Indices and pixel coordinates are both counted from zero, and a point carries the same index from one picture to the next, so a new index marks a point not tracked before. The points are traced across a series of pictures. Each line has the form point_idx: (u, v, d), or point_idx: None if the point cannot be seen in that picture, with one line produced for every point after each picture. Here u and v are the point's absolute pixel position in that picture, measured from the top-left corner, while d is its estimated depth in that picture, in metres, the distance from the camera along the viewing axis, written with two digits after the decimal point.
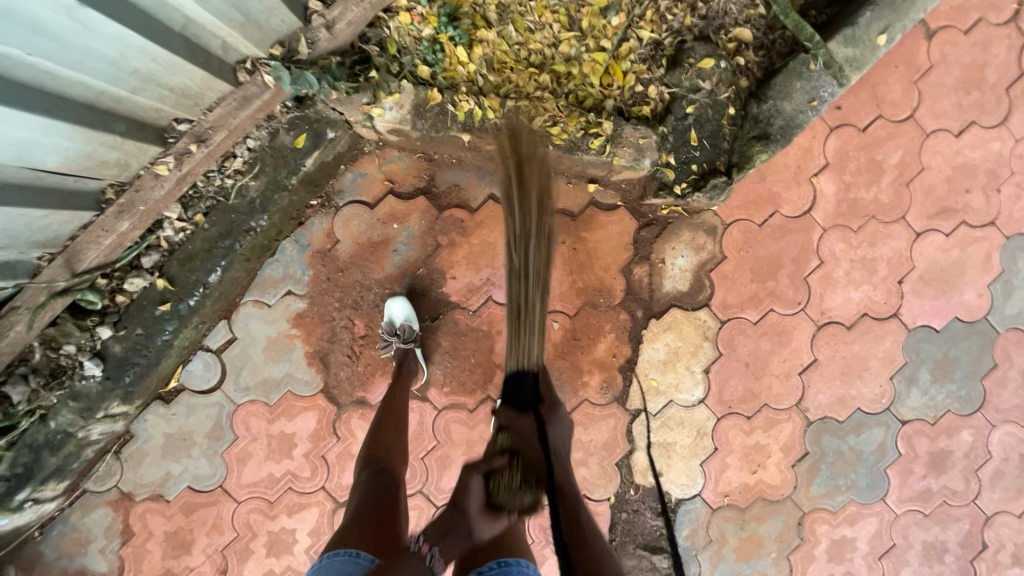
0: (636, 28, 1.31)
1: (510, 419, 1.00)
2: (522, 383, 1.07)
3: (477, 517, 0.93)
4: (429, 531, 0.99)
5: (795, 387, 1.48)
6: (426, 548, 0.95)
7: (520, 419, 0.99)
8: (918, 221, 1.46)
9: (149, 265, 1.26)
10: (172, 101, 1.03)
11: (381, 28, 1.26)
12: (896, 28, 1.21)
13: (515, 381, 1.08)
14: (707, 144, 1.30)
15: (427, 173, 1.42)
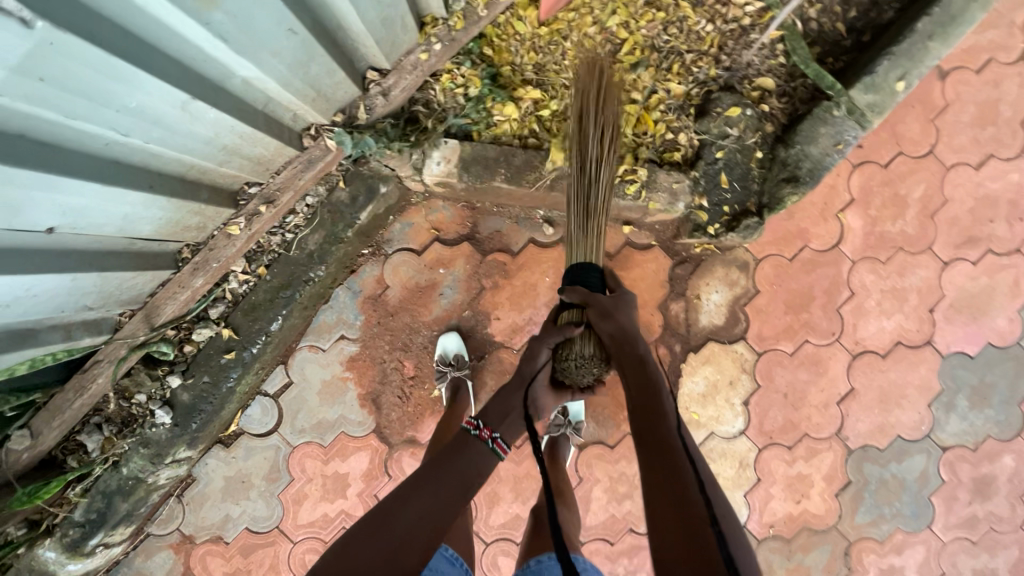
0: (665, 80, 1.41)
1: (582, 298, 1.06)
2: (589, 274, 1.09)
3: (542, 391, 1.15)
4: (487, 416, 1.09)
5: (834, 416, 1.51)
6: (487, 433, 1.05)
7: (600, 296, 1.05)
8: (945, 251, 1.50)
9: (216, 316, 1.34)
10: (248, 168, 1.12)
11: (428, 91, 1.37)
12: (913, 75, 1.28)
13: (580, 272, 1.10)
14: (737, 186, 1.37)
15: (471, 221, 1.50)
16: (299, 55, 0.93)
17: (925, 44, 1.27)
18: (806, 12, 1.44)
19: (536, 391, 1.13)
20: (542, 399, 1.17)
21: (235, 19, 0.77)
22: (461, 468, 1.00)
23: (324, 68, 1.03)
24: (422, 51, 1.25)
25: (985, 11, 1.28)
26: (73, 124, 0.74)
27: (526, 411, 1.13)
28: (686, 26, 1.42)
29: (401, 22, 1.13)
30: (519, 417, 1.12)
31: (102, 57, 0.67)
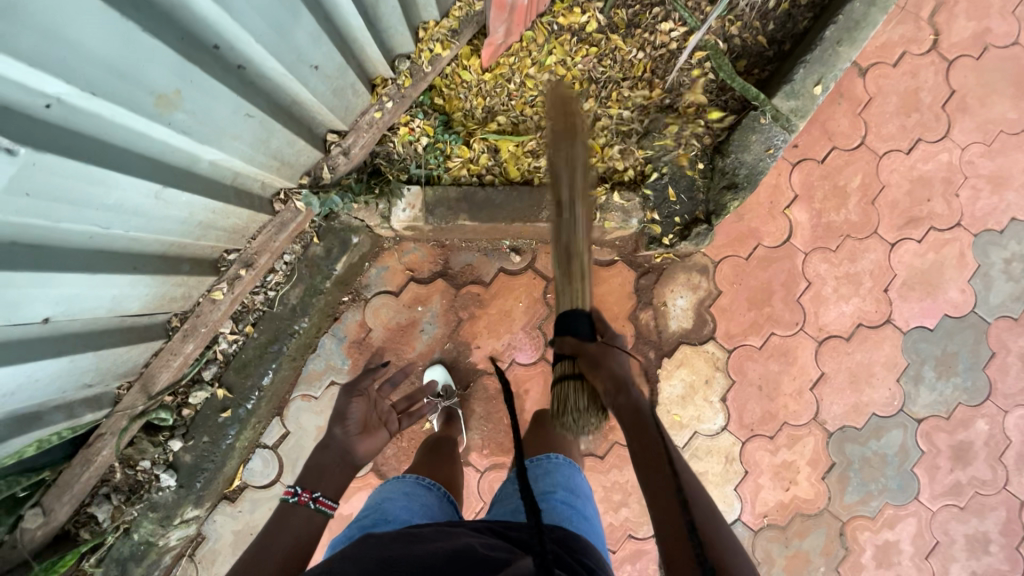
0: (605, 108, 1.52)
1: (574, 349, 1.08)
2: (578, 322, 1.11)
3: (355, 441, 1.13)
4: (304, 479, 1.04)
5: (809, 402, 1.58)
6: (306, 497, 1.01)
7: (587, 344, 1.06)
8: (891, 233, 1.59)
9: (210, 377, 1.41)
10: (225, 238, 1.21)
11: (388, 144, 1.47)
12: (829, 78, 1.39)
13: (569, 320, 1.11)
14: (685, 198, 1.47)
15: (442, 258, 1.59)
16: (260, 133, 1.03)
17: (836, 50, 1.38)
18: (728, 30, 1.56)
19: (345, 440, 1.13)
20: (357, 446, 1.14)
21: (194, 114, 0.86)
22: (290, 536, 0.97)
23: (285, 140, 1.12)
24: (375, 111, 1.36)
25: (885, 13, 1.39)
26: (59, 226, 0.83)
27: (349, 464, 1.11)
28: (619, 56, 1.52)
29: (351, 89, 1.20)
30: (343, 467, 1.10)
31: (78, 167, 0.77)
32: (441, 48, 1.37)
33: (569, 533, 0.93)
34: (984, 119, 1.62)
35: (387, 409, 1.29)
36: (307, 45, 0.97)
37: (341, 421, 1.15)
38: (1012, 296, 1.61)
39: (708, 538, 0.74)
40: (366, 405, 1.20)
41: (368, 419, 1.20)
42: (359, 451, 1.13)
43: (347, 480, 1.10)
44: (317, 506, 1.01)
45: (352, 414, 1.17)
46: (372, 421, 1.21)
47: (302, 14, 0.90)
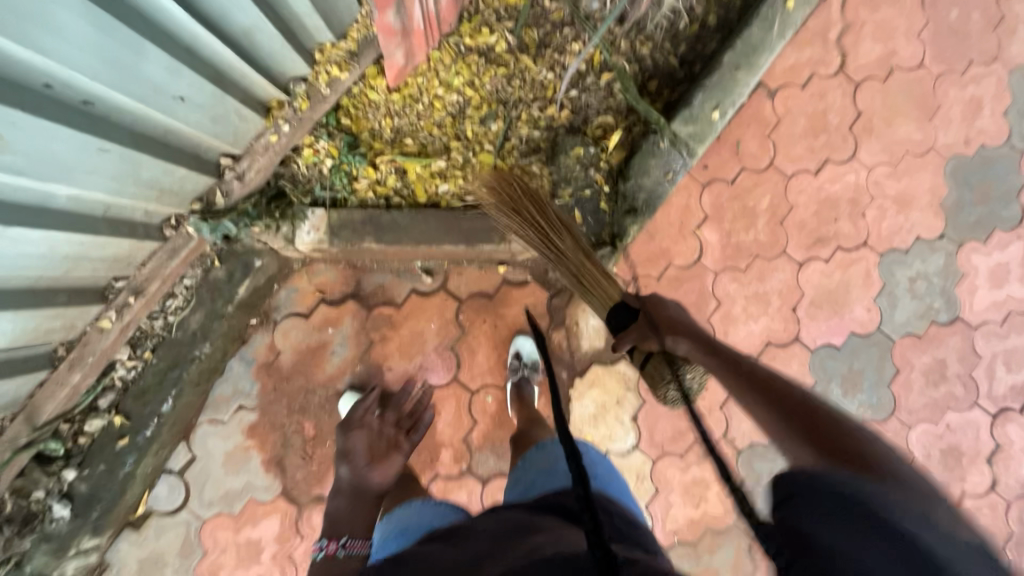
0: (514, 128, 1.52)
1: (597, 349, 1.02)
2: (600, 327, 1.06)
3: (369, 471, 1.28)
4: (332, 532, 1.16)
5: (718, 420, 1.60)
6: (333, 546, 1.12)
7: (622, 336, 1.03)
8: (798, 253, 1.62)
9: (107, 405, 1.39)
10: (105, 267, 1.19)
11: (291, 165, 1.45)
12: (727, 103, 1.41)
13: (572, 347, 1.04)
14: (590, 220, 1.46)
15: (354, 278, 1.57)
16: (123, 166, 1.01)
17: (734, 75, 1.40)
18: (638, 50, 1.56)
19: (360, 474, 1.27)
20: (370, 476, 1.28)
21: (26, 155, 0.85)
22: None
23: (159, 170, 1.10)
24: (271, 134, 1.33)
25: (781, 39, 1.41)
26: None
27: (365, 498, 1.24)
28: (528, 77, 1.52)
29: (235, 114, 1.19)
30: (362, 501, 1.23)
31: None
32: (339, 70, 1.36)
33: (611, 499, 1.05)
34: (889, 140, 1.65)
35: (392, 433, 1.40)
36: (163, 77, 0.95)
37: (349, 460, 1.31)
38: (916, 314, 1.65)
39: (839, 421, 0.78)
40: (367, 436, 1.36)
41: (373, 449, 1.33)
42: (373, 480, 1.27)
43: (372, 513, 1.22)
44: (346, 552, 1.11)
45: (355, 451, 1.32)
46: (379, 449, 1.33)
47: (147, 47, 0.89)
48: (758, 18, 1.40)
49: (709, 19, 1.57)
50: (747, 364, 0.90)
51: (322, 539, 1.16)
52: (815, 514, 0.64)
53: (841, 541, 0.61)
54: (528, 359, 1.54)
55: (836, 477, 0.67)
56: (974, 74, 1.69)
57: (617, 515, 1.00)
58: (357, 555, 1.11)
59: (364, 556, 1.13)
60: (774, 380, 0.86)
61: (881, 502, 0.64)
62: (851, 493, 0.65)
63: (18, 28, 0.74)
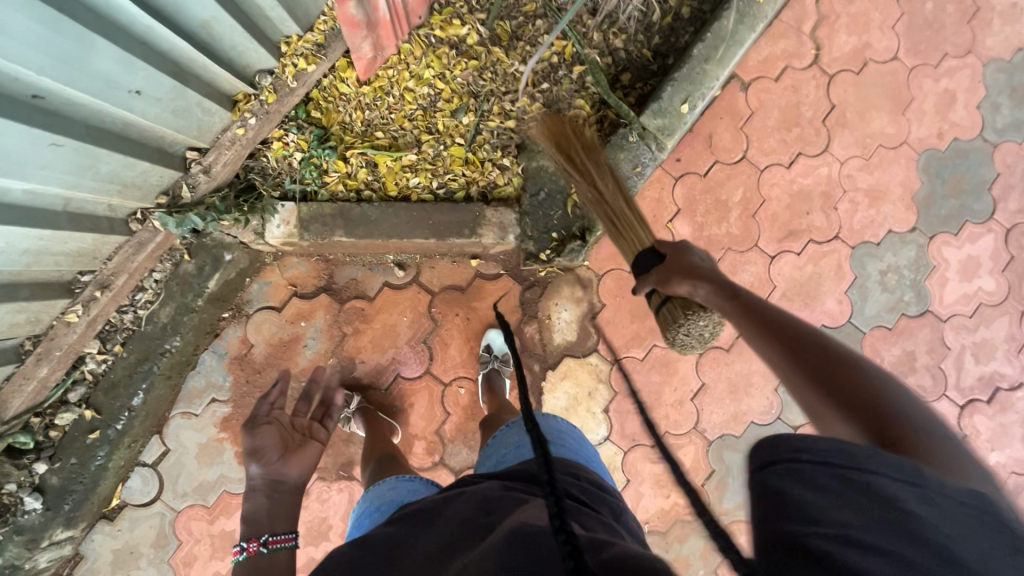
0: (485, 121, 1.51)
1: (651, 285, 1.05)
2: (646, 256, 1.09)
3: (284, 465, 1.14)
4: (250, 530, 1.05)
5: (689, 411, 1.61)
6: (254, 543, 1.02)
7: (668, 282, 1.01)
8: (770, 246, 1.63)
9: (77, 398, 1.40)
10: (68, 261, 1.18)
11: (261, 159, 1.45)
12: (696, 96, 1.40)
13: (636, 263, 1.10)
14: (561, 214, 1.46)
15: (326, 272, 1.57)
16: (79, 160, 1.02)
17: (703, 68, 1.39)
18: (611, 43, 1.56)
19: (273, 470, 1.14)
20: (287, 471, 1.15)
21: None
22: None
23: (120, 164, 1.10)
24: (238, 127, 1.32)
25: (753, 32, 1.41)
26: None
27: (284, 491, 1.13)
28: (500, 69, 1.52)
29: (199, 108, 1.18)
30: (280, 496, 1.12)
31: None
32: (306, 63, 1.35)
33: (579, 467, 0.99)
34: (863, 133, 1.65)
35: (306, 424, 1.30)
36: (117, 71, 0.96)
37: (258, 457, 1.14)
38: (886, 307, 1.66)
39: (895, 419, 0.68)
40: (277, 430, 1.20)
41: (286, 441, 1.20)
42: (291, 474, 1.15)
43: (295, 503, 1.13)
44: (269, 547, 1.02)
45: (265, 445, 1.16)
46: (292, 442, 1.20)
47: (95, 40, 0.90)
48: (728, 11, 1.39)
49: (682, 11, 1.56)
50: (768, 308, 0.87)
51: (243, 540, 1.04)
52: (808, 483, 0.54)
53: (854, 549, 0.48)
54: (499, 352, 1.56)
55: (843, 454, 0.56)
56: (948, 67, 1.69)
57: (585, 479, 0.94)
58: (284, 548, 1.03)
59: (292, 547, 1.04)
60: (832, 353, 0.78)
61: (904, 501, 0.53)
62: (862, 480, 0.55)
63: None
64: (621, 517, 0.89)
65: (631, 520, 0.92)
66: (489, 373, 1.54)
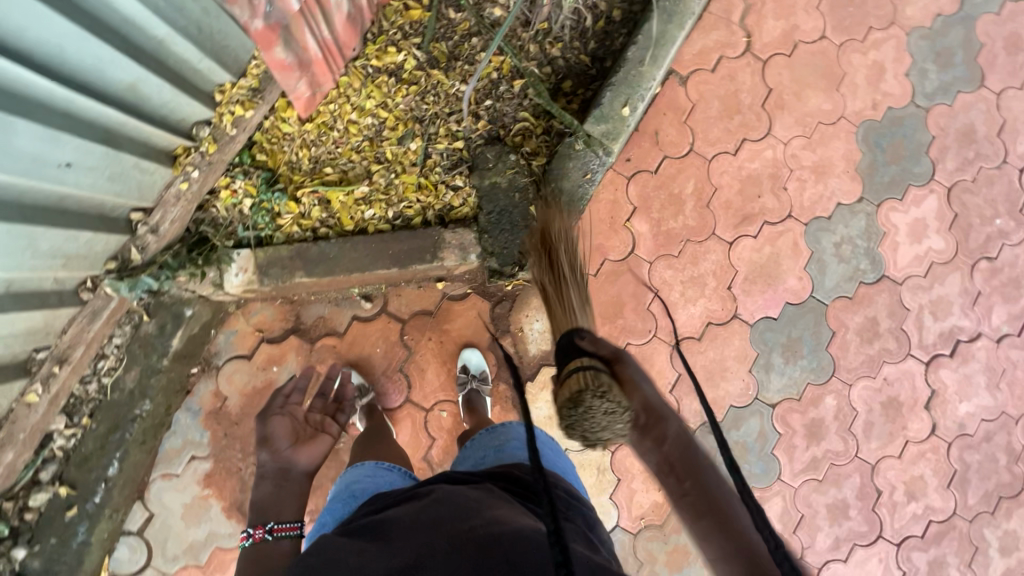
0: (433, 144, 1.51)
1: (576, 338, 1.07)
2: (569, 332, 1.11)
3: (294, 453, 1.23)
4: (258, 518, 1.12)
5: (669, 404, 1.64)
6: (261, 531, 1.09)
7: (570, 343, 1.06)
8: (727, 233, 1.66)
9: (49, 477, 1.36)
10: (19, 341, 1.16)
11: (211, 209, 1.43)
12: (636, 98, 1.42)
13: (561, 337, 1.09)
14: (518, 228, 1.47)
15: (293, 313, 1.55)
16: (16, 241, 0.99)
17: (639, 70, 1.42)
18: (548, 52, 1.57)
19: (283, 457, 1.22)
20: (297, 459, 1.23)
21: None
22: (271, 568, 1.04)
23: (59, 239, 1.07)
24: (181, 182, 1.30)
25: (683, 29, 1.43)
26: None
27: (293, 478, 1.21)
28: (442, 91, 1.52)
29: (137, 169, 1.16)
30: (287, 484, 1.19)
31: None
32: (243, 109, 1.33)
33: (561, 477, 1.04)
34: (801, 113, 1.70)
35: (319, 418, 1.36)
36: (43, 147, 0.94)
37: (269, 445, 1.24)
38: (845, 277, 1.71)
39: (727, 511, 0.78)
40: (289, 421, 1.30)
41: (297, 432, 1.29)
42: (300, 461, 1.23)
43: (302, 489, 1.20)
44: (274, 535, 1.08)
45: (277, 436, 1.26)
46: (303, 433, 1.29)
47: (15, 122, 0.87)
48: (657, 10, 1.42)
49: (613, 14, 1.59)
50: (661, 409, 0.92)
51: (249, 526, 1.12)
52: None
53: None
54: (477, 371, 1.57)
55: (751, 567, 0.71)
56: (874, 40, 1.74)
57: (564, 488, 0.98)
58: (288, 537, 1.09)
59: (296, 535, 1.10)
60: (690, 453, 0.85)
61: None
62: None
63: None
64: (595, 530, 0.93)
65: (602, 532, 0.96)
66: (469, 393, 1.55)
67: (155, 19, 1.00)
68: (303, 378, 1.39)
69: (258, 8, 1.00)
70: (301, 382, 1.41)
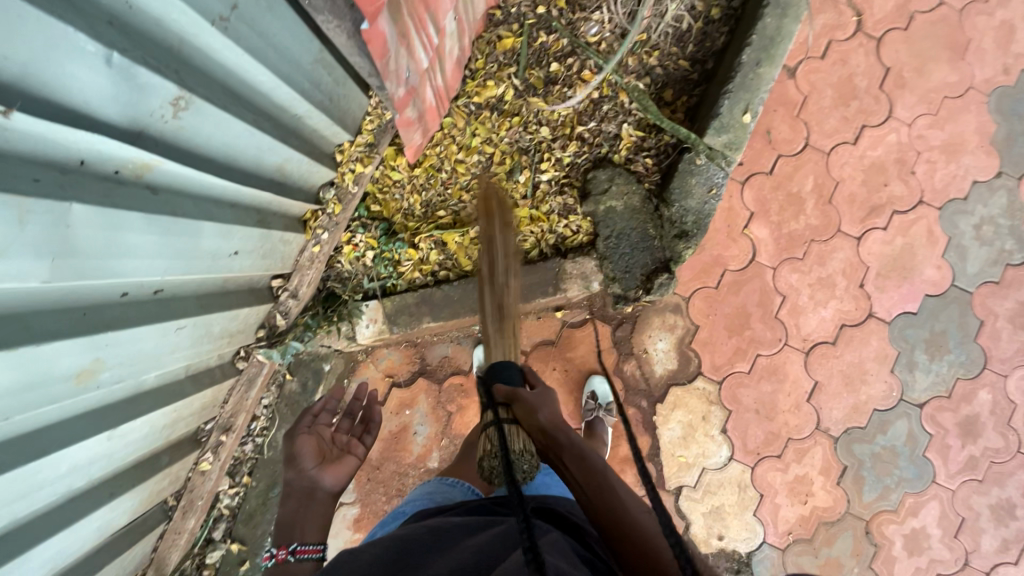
0: (540, 172, 1.46)
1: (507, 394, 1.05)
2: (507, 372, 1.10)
3: (320, 473, 1.07)
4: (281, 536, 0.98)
5: (808, 413, 1.57)
6: (282, 552, 0.95)
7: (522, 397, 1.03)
8: (854, 227, 1.57)
9: (221, 535, 1.43)
10: (196, 417, 1.22)
11: (336, 266, 1.45)
12: (756, 103, 1.34)
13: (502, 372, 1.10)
14: (639, 250, 1.44)
15: (418, 355, 1.58)
16: (197, 330, 1.03)
17: (756, 72, 1.32)
18: (646, 63, 1.48)
19: (306, 477, 1.06)
20: (324, 478, 1.07)
21: (119, 362, 0.88)
22: None
23: (227, 319, 1.11)
24: (313, 245, 1.32)
25: (799, 21, 1.31)
26: (36, 501, 0.88)
27: (317, 498, 1.04)
28: (543, 118, 1.46)
29: (281, 243, 1.17)
30: (311, 504, 1.03)
31: (29, 467, 0.81)
32: (362, 165, 1.33)
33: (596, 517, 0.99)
34: (925, 89, 1.57)
35: (347, 439, 1.18)
36: (220, 244, 0.95)
37: (293, 465, 1.08)
38: (990, 261, 1.58)
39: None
40: (315, 441, 1.13)
41: (325, 452, 1.13)
42: (325, 481, 1.06)
43: (328, 511, 1.04)
44: (297, 556, 0.94)
45: (301, 456, 1.10)
46: (330, 453, 1.13)
47: (202, 226, 0.88)
48: (769, 7, 1.30)
49: (713, 12, 1.44)
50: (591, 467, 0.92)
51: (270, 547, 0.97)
52: None
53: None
54: (602, 400, 1.55)
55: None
56: None
57: None
58: (311, 560, 0.95)
59: (320, 558, 0.96)
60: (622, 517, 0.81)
61: None
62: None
63: (98, 265, 0.74)
64: None
65: None
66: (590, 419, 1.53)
67: (301, 100, 0.96)
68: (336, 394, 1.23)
69: (403, 77, 0.99)
70: (330, 402, 1.26)
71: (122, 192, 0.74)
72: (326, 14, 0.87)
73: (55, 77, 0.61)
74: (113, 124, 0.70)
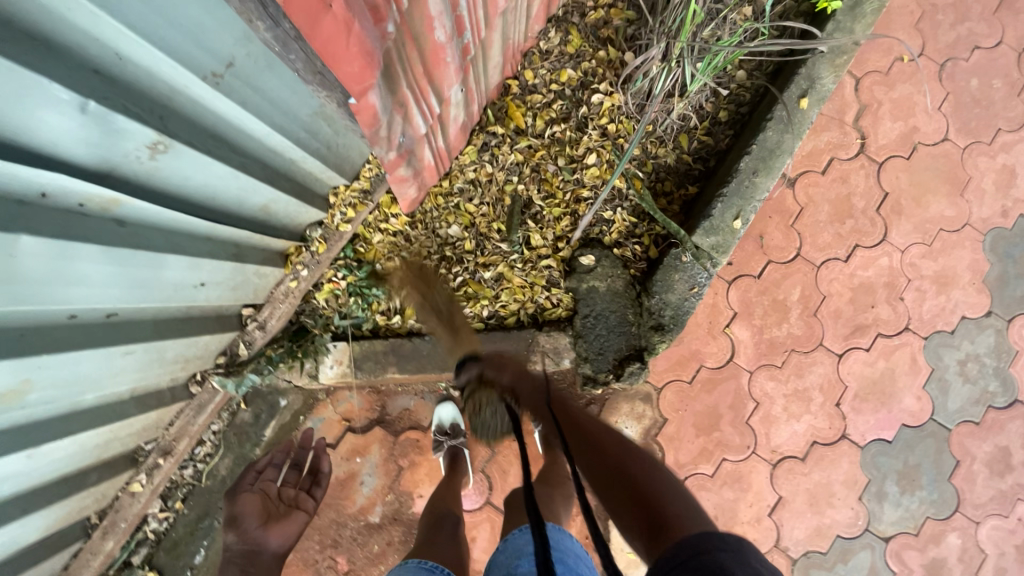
0: (529, 238, 1.46)
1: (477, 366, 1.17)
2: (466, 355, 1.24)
3: (266, 534, 1.18)
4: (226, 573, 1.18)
5: (768, 528, 1.51)
6: None
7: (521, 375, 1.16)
8: (837, 344, 1.55)
9: (140, 560, 1.38)
10: (135, 437, 1.19)
11: (312, 301, 1.43)
12: (748, 211, 1.35)
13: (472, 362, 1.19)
14: (615, 333, 1.42)
15: (379, 404, 1.54)
16: (149, 354, 1.02)
17: (752, 180, 1.34)
18: (651, 152, 1.49)
19: (250, 537, 1.16)
20: (269, 539, 1.18)
21: (53, 383, 0.86)
22: None
23: (182, 346, 1.09)
24: (291, 280, 1.32)
25: (801, 139, 1.34)
26: None
27: (262, 561, 1.15)
28: (542, 189, 1.48)
29: (255, 275, 1.16)
30: (254, 565, 1.13)
31: None
32: (354, 211, 1.34)
33: None
34: (922, 219, 1.58)
35: (293, 493, 1.30)
36: (185, 276, 0.95)
37: (236, 524, 1.18)
38: (971, 400, 1.55)
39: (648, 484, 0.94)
40: (260, 499, 1.24)
41: (270, 509, 1.24)
42: (271, 542, 1.18)
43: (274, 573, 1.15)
44: None
45: (244, 514, 1.20)
46: (276, 511, 1.24)
47: (166, 258, 0.88)
48: (772, 122, 1.34)
49: (720, 115, 1.48)
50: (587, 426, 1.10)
51: None
52: None
53: None
54: None
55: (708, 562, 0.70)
56: (1003, 142, 1.61)
57: None
58: None
59: None
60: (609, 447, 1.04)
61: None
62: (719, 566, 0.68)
63: (41, 292, 0.74)
64: None
65: None
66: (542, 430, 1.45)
67: (294, 148, 0.98)
68: (278, 453, 1.36)
69: (395, 142, 1.00)
70: (275, 458, 1.36)
71: (83, 223, 0.75)
72: (316, 86, 0.88)
73: (22, 119, 0.63)
74: (80, 162, 0.71)
